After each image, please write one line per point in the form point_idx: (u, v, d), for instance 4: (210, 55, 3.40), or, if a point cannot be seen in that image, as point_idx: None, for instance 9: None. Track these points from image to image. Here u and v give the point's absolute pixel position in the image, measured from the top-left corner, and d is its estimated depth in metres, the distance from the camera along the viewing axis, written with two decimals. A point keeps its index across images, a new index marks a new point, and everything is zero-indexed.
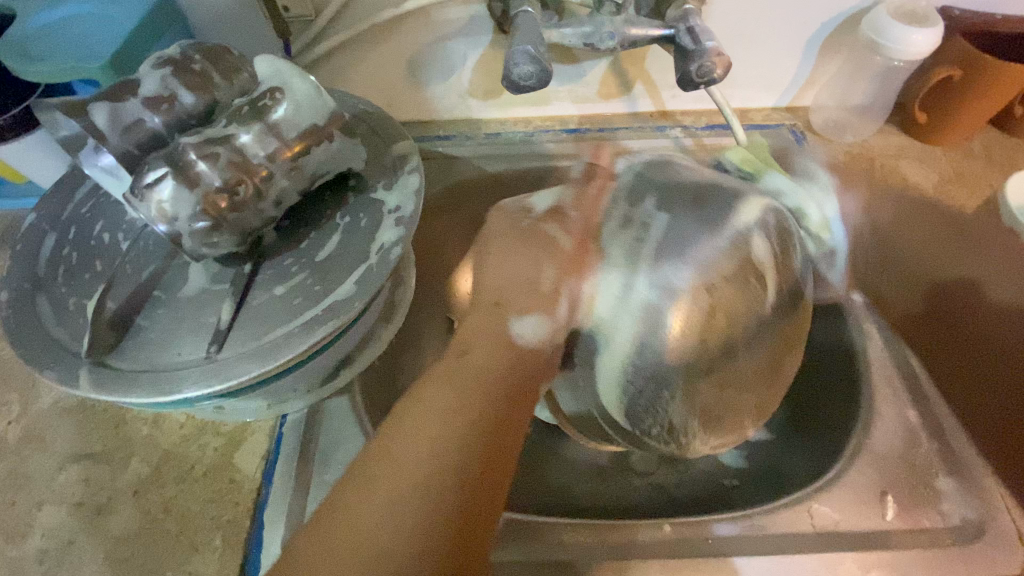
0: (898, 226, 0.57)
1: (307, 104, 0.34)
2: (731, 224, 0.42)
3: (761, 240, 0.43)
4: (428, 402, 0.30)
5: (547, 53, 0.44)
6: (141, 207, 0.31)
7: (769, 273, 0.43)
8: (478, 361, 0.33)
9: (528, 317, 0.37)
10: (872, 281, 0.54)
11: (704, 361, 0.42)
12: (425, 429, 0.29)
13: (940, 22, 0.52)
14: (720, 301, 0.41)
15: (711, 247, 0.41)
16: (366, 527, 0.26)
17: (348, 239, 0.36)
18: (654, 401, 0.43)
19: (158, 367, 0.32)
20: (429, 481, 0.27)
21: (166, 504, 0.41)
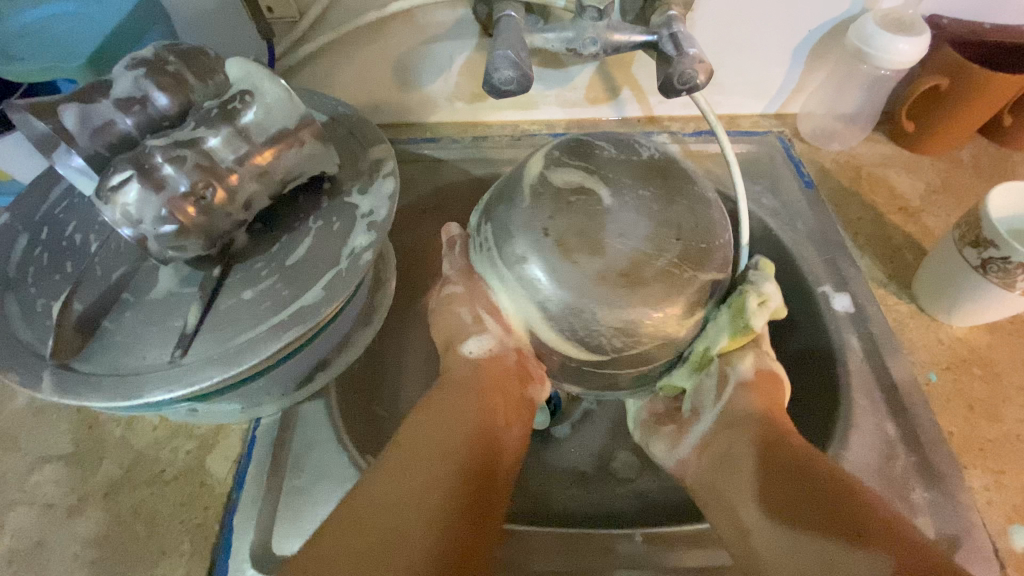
0: (735, 441, 0.43)
1: (277, 108, 0.34)
2: (535, 181, 0.40)
3: (572, 167, 0.39)
4: (435, 404, 0.43)
5: (527, 57, 0.44)
6: (106, 210, 0.31)
7: (595, 185, 0.38)
8: (467, 376, 0.45)
9: (472, 339, 0.46)
10: (705, 478, 0.45)
11: (599, 267, 0.37)
12: (435, 424, 0.41)
13: (927, 31, 0.51)
14: (567, 238, 0.37)
15: (535, 215, 0.38)
16: (394, 483, 0.37)
17: (320, 243, 0.36)
18: (588, 323, 0.38)
19: (122, 372, 0.31)
20: (438, 454, 0.39)
21: (135, 507, 0.40)
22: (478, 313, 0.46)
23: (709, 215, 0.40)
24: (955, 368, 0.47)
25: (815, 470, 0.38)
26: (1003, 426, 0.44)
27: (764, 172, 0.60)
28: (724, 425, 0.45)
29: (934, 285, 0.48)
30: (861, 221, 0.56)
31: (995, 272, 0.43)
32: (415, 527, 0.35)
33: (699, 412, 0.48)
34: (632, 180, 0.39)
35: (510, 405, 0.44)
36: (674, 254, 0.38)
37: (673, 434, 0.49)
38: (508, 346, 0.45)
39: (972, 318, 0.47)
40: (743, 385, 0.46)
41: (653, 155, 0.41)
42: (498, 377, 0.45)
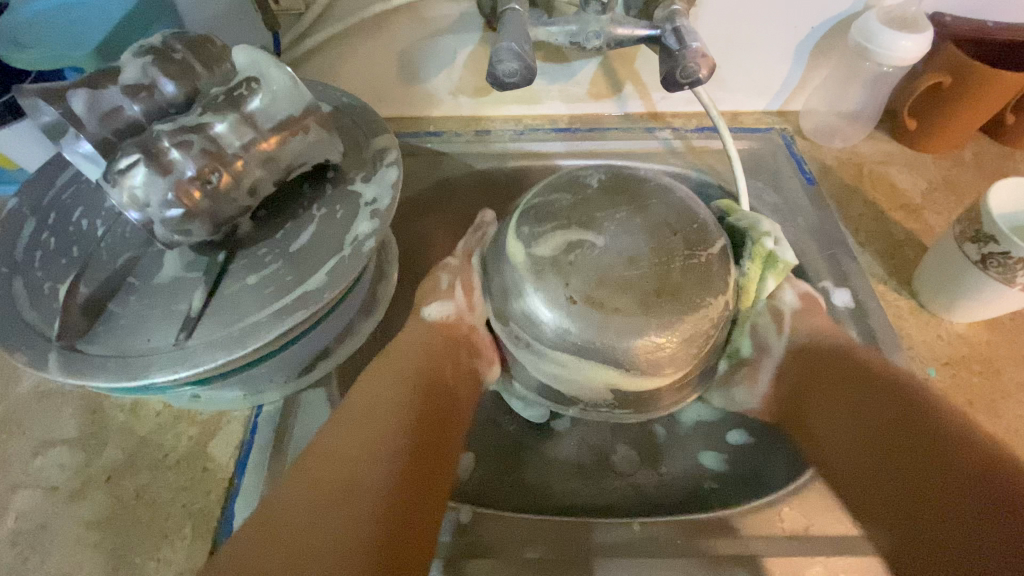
0: (833, 373, 0.43)
1: (282, 95, 0.34)
2: (524, 252, 0.41)
3: (544, 219, 0.42)
4: (382, 366, 0.43)
5: (531, 50, 0.45)
6: (113, 193, 0.31)
7: (579, 225, 0.42)
8: (416, 339, 0.45)
9: (436, 302, 0.47)
10: (794, 409, 0.45)
11: (619, 292, 0.39)
12: (381, 379, 0.41)
13: (930, 28, 0.51)
14: (578, 285, 0.39)
15: (541, 275, 0.40)
16: (344, 439, 0.37)
17: (323, 230, 0.36)
18: (609, 350, 0.39)
19: (127, 353, 0.32)
20: (386, 409, 0.39)
21: (138, 491, 0.41)
22: (456, 283, 0.48)
23: (675, 202, 0.44)
24: (955, 363, 0.47)
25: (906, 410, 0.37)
26: (1002, 422, 0.44)
27: (766, 168, 0.61)
28: (798, 357, 0.46)
29: (935, 281, 0.48)
30: (863, 217, 0.56)
31: (995, 267, 0.43)
32: (364, 475, 0.34)
33: (766, 351, 0.48)
34: (597, 213, 0.42)
35: (457, 367, 0.45)
36: (661, 249, 0.41)
37: (747, 377, 0.49)
38: (465, 319, 0.47)
39: (972, 314, 0.47)
40: (797, 316, 0.47)
41: (595, 174, 0.45)
42: (449, 340, 0.46)
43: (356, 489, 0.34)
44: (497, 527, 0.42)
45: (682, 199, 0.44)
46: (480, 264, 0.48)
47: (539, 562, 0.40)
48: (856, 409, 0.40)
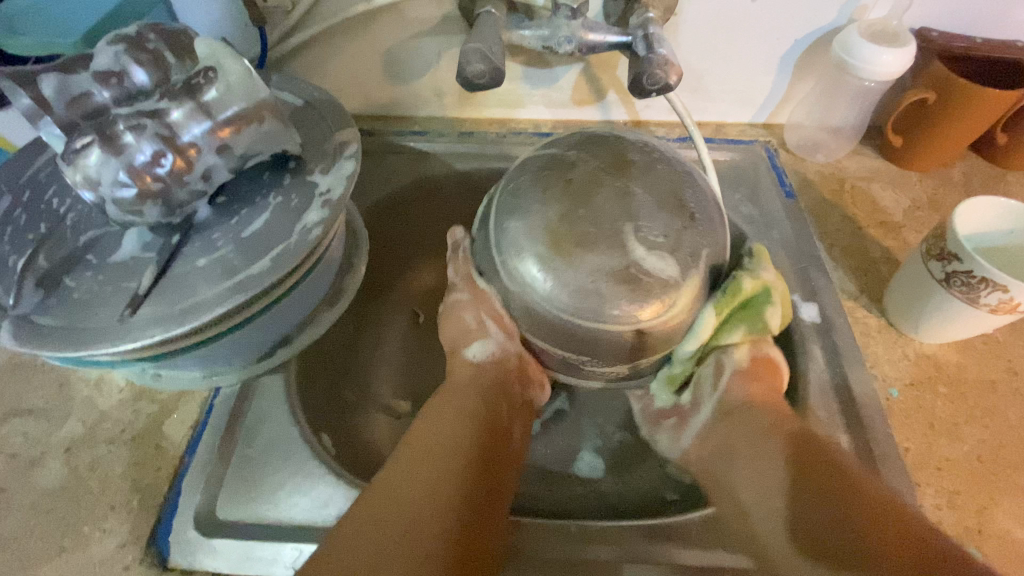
0: (750, 429, 0.41)
1: (237, 87, 0.35)
2: (669, 293, 0.38)
3: (608, 291, 0.37)
4: (437, 408, 0.42)
5: (500, 52, 0.45)
6: (69, 170, 0.33)
7: (575, 262, 0.37)
8: (465, 377, 0.45)
9: (475, 342, 0.45)
10: (711, 467, 0.44)
11: (655, 179, 0.39)
12: (441, 421, 0.41)
13: (912, 43, 0.51)
14: (666, 211, 0.38)
15: (677, 249, 0.38)
16: (402, 480, 0.36)
17: (277, 217, 0.37)
18: (712, 227, 0.40)
19: (73, 325, 0.33)
20: (445, 454, 0.38)
21: (92, 464, 0.42)
22: (483, 318, 0.44)
23: (532, 186, 0.39)
24: (919, 384, 0.46)
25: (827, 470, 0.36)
26: (965, 447, 0.43)
27: (745, 180, 0.60)
28: (722, 416, 0.44)
29: (903, 298, 0.47)
30: (839, 232, 0.56)
31: (959, 286, 0.42)
32: (422, 522, 0.34)
33: (699, 404, 0.46)
34: (575, 227, 0.37)
35: (509, 407, 0.44)
36: (560, 169, 0.39)
37: (676, 429, 0.49)
38: (511, 352, 0.44)
39: (941, 335, 0.46)
40: (738, 374, 0.44)
41: (523, 253, 0.38)
42: (500, 377, 0.44)
43: (414, 536, 0.33)
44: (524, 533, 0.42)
45: (527, 164, 0.41)
46: (480, 275, 0.43)
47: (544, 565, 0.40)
48: (763, 469, 0.39)
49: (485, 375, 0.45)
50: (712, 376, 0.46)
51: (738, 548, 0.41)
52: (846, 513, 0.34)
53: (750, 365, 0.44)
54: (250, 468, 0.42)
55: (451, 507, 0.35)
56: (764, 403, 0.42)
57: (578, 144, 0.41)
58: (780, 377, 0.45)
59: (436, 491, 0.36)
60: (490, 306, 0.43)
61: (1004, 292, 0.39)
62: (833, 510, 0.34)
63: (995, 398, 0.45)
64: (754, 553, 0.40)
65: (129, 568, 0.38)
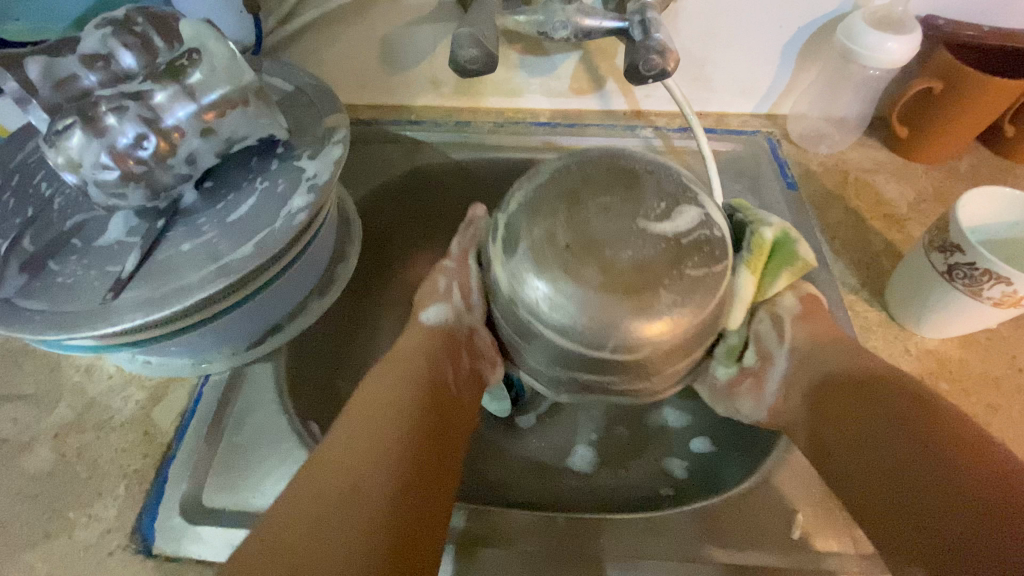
0: (824, 388, 0.38)
1: (220, 70, 0.35)
2: (714, 229, 0.34)
3: (697, 267, 0.33)
4: (375, 379, 0.39)
5: (494, 36, 0.44)
6: (51, 152, 0.33)
7: (635, 287, 0.32)
8: (410, 346, 0.41)
9: (432, 304, 0.43)
10: (795, 425, 0.39)
11: (600, 176, 0.34)
12: (384, 388, 0.38)
13: (918, 30, 0.49)
14: (639, 180, 0.35)
15: (679, 196, 0.34)
16: (341, 453, 0.34)
17: (262, 203, 0.37)
18: (674, 171, 0.36)
19: (55, 309, 0.33)
20: (383, 420, 0.36)
21: (81, 449, 0.42)
22: (454, 284, 0.43)
23: (542, 289, 0.33)
24: (920, 380, 0.45)
25: (912, 416, 0.33)
26: None
27: (746, 171, 0.59)
28: (802, 363, 0.40)
29: (905, 292, 0.46)
30: (841, 225, 0.54)
31: (961, 279, 0.40)
32: (357, 498, 0.32)
33: (766, 360, 0.41)
34: (603, 249, 0.32)
35: (457, 373, 0.41)
36: (529, 249, 0.33)
37: (752, 392, 0.42)
38: (464, 322, 0.42)
39: (943, 329, 0.45)
40: (795, 319, 0.41)
41: (623, 333, 0.32)
42: (444, 345, 0.42)
43: (352, 509, 0.31)
44: (512, 526, 0.41)
45: (510, 281, 0.34)
46: (474, 254, 0.42)
47: (534, 557, 0.40)
48: (859, 435, 0.34)
49: (429, 344, 0.42)
50: (772, 330, 0.41)
51: (731, 544, 0.40)
52: (929, 436, 0.32)
53: (803, 305, 0.41)
54: (237, 456, 0.42)
55: (395, 478, 0.33)
56: (822, 341, 0.40)
57: (504, 217, 0.36)
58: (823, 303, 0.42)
59: (376, 462, 0.34)
60: (466, 277, 0.42)
61: (1007, 284, 0.38)
62: (917, 443, 0.32)
63: (998, 395, 0.44)
64: (745, 549, 0.40)
65: (113, 554, 0.38)
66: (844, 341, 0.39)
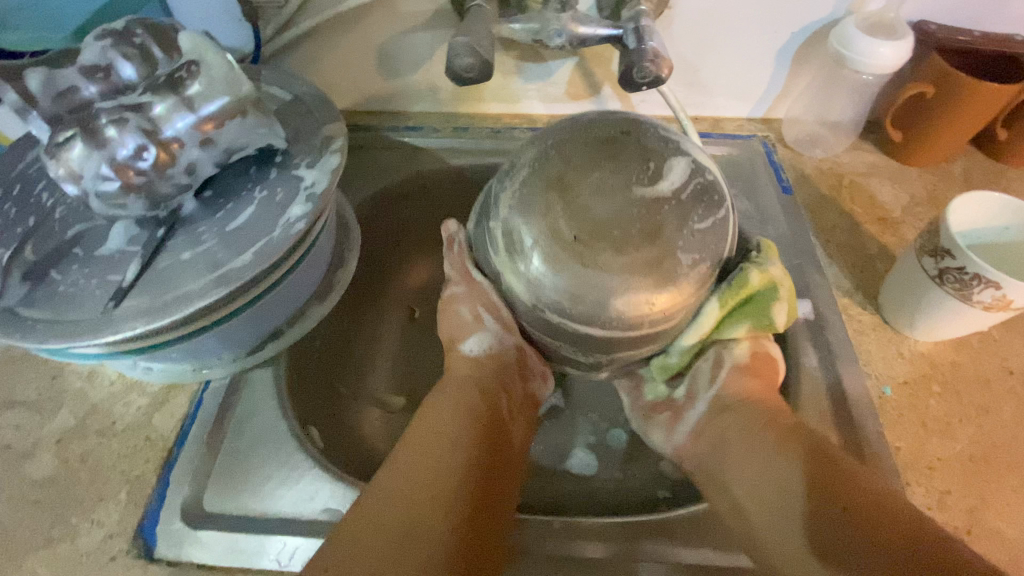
0: (739, 429, 0.40)
1: (220, 81, 0.35)
2: (705, 174, 0.35)
3: (705, 220, 0.34)
4: (434, 407, 0.41)
5: (489, 45, 0.45)
6: (52, 164, 0.33)
7: (653, 260, 0.33)
8: (467, 372, 0.44)
9: (471, 335, 0.44)
10: (707, 462, 0.41)
11: (581, 153, 0.34)
12: (440, 416, 0.40)
13: (910, 35, 0.50)
14: (619, 143, 0.34)
15: (666, 153, 0.35)
16: (409, 483, 0.36)
17: (261, 211, 0.37)
18: (644, 122, 0.36)
19: (57, 318, 0.33)
20: (441, 452, 0.38)
21: (82, 455, 0.42)
22: (479, 311, 0.43)
23: (565, 283, 0.33)
24: (913, 383, 0.45)
25: (822, 472, 0.35)
26: (958, 446, 0.42)
27: (741, 175, 0.59)
28: (717, 412, 0.42)
29: (898, 295, 0.46)
30: (836, 228, 0.55)
31: (952, 283, 0.41)
32: (425, 532, 0.34)
33: (692, 397, 0.44)
34: (613, 227, 0.33)
35: (511, 399, 0.44)
36: (539, 247, 0.34)
37: (667, 423, 0.46)
38: (509, 345, 0.43)
39: (935, 332, 0.45)
40: (737, 369, 0.42)
41: (653, 311, 0.34)
42: (498, 371, 0.44)
43: (421, 529, 0.34)
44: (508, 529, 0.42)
45: (529, 285, 0.35)
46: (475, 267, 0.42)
47: (531, 560, 0.40)
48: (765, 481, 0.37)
49: (483, 370, 0.44)
50: (710, 369, 0.44)
51: (725, 547, 0.40)
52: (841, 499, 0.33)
53: (750, 359, 0.42)
54: (238, 461, 0.43)
55: (459, 503, 0.36)
56: (757, 402, 0.40)
57: (498, 221, 0.36)
58: (778, 369, 0.43)
59: (435, 498, 0.36)
60: (481, 297, 0.42)
61: (997, 288, 0.39)
62: (834, 505, 0.33)
63: (990, 397, 0.44)
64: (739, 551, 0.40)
65: (115, 559, 0.38)
66: (772, 400, 0.40)
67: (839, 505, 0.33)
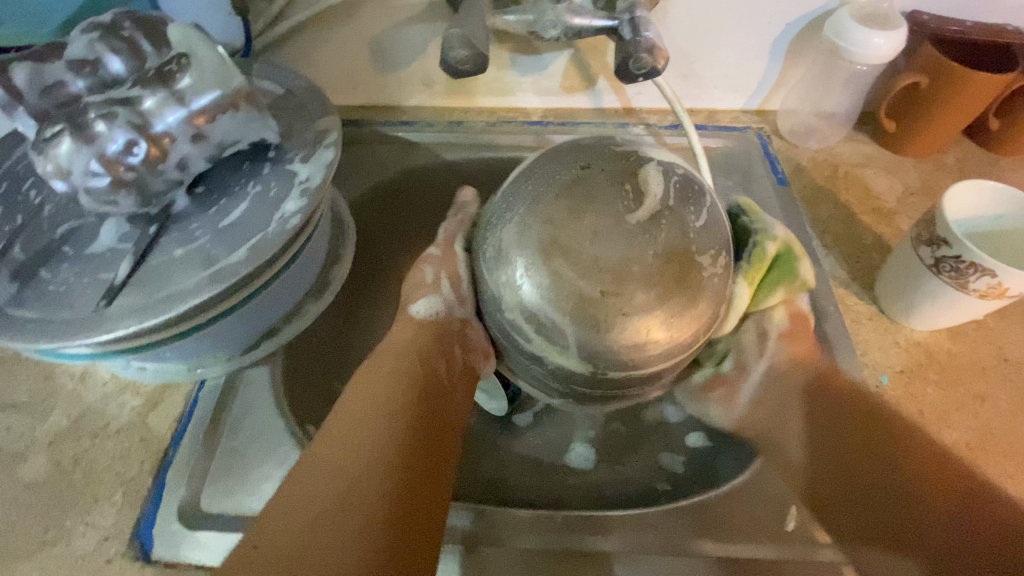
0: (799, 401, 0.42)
1: (211, 74, 0.35)
2: (677, 170, 0.35)
3: (705, 226, 0.34)
4: (363, 382, 0.38)
5: (484, 37, 0.44)
6: (40, 161, 0.33)
7: (673, 279, 0.32)
8: (402, 342, 0.40)
9: (422, 297, 0.42)
10: (771, 428, 0.44)
11: (558, 210, 0.33)
12: (370, 391, 0.37)
13: (904, 25, 0.50)
14: (585, 182, 0.33)
15: (636, 170, 0.34)
16: (332, 451, 0.34)
17: (255, 207, 0.37)
18: (598, 144, 0.36)
19: (48, 317, 0.33)
20: (368, 431, 0.34)
21: (76, 457, 0.42)
22: (442, 276, 0.42)
23: (619, 339, 0.32)
24: (909, 372, 0.45)
25: (883, 434, 0.37)
26: (955, 434, 0.43)
27: (737, 167, 0.59)
28: (775, 380, 0.43)
29: (895, 285, 0.46)
30: (832, 219, 0.55)
31: (948, 272, 0.41)
32: (345, 498, 0.31)
33: (744, 371, 0.43)
34: (619, 248, 0.32)
35: (451, 369, 0.40)
36: (571, 317, 0.32)
37: (723, 398, 0.45)
38: (455, 315, 0.41)
39: (931, 321, 0.46)
40: (782, 336, 0.41)
41: (660, 344, 0.33)
42: (437, 338, 0.40)
43: (345, 514, 0.30)
44: (507, 525, 0.41)
45: (583, 361, 0.33)
46: (461, 242, 0.42)
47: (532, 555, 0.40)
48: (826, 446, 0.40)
49: (421, 337, 0.41)
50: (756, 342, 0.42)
51: (724, 537, 0.40)
52: (893, 460, 0.37)
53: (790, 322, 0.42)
54: (235, 460, 0.42)
55: (385, 483, 0.32)
56: (801, 363, 0.41)
57: (502, 289, 0.34)
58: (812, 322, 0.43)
59: (355, 480, 0.32)
60: (453, 264, 0.41)
61: (992, 277, 0.39)
62: (886, 468, 0.37)
63: (986, 384, 0.45)
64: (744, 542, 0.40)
65: (112, 561, 0.38)
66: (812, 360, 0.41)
67: (891, 503, 0.36)
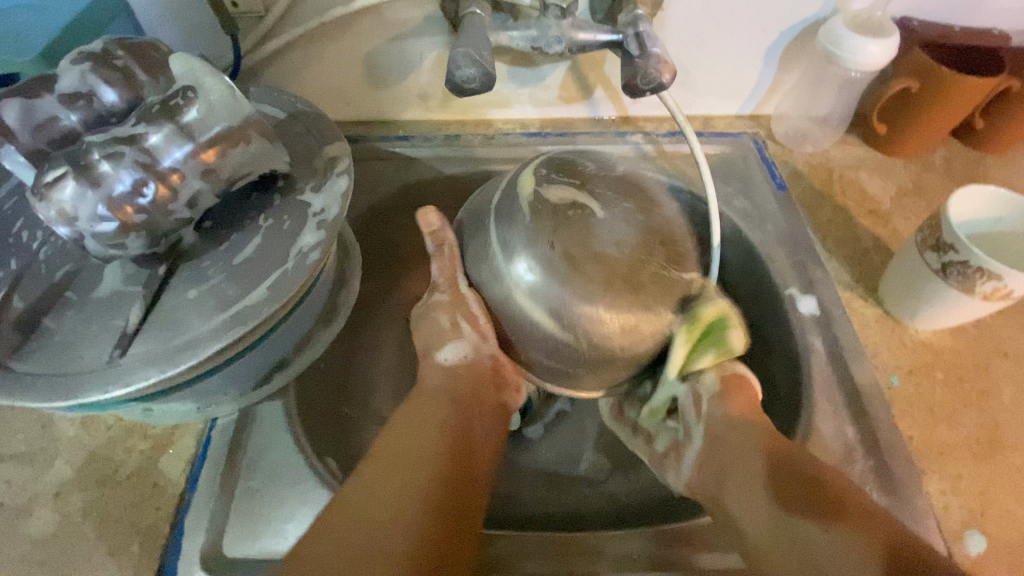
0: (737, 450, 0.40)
1: (220, 106, 0.34)
2: (540, 168, 0.40)
3: (592, 168, 0.40)
4: (402, 421, 0.40)
5: (490, 54, 0.44)
6: (42, 206, 0.31)
7: (631, 216, 0.38)
8: (436, 385, 0.43)
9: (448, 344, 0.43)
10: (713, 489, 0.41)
11: (542, 258, 0.36)
12: (407, 429, 0.39)
13: (896, 33, 0.51)
14: (535, 227, 0.37)
15: (543, 198, 0.38)
16: (367, 498, 0.34)
17: (268, 241, 0.36)
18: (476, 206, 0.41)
19: (58, 371, 0.31)
20: (408, 471, 0.36)
21: (85, 508, 0.40)
22: (458, 319, 0.42)
23: (658, 272, 0.38)
24: (917, 371, 0.47)
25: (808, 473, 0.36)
26: (964, 431, 0.44)
27: (736, 173, 0.60)
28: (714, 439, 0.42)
29: (900, 288, 0.48)
30: (831, 223, 0.56)
31: (955, 276, 0.42)
32: (390, 536, 0.33)
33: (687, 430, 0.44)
34: (594, 224, 0.37)
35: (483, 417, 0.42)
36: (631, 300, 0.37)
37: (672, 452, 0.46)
38: (484, 353, 0.42)
39: (937, 321, 0.47)
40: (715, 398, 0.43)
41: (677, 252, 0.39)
42: (472, 384, 0.42)
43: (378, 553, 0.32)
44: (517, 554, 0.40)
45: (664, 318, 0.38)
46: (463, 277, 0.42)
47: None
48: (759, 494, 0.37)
49: (455, 381, 0.43)
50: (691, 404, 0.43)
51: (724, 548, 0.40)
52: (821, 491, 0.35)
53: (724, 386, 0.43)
54: (255, 500, 0.41)
55: (418, 525, 0.34)
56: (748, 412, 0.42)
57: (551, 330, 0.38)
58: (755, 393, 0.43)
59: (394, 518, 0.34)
60: (465, 307, 0.42)
61: (999, 280, 0.40)
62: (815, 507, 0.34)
63: (989, 381, 0.46)
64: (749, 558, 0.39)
65: None
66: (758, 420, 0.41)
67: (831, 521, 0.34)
